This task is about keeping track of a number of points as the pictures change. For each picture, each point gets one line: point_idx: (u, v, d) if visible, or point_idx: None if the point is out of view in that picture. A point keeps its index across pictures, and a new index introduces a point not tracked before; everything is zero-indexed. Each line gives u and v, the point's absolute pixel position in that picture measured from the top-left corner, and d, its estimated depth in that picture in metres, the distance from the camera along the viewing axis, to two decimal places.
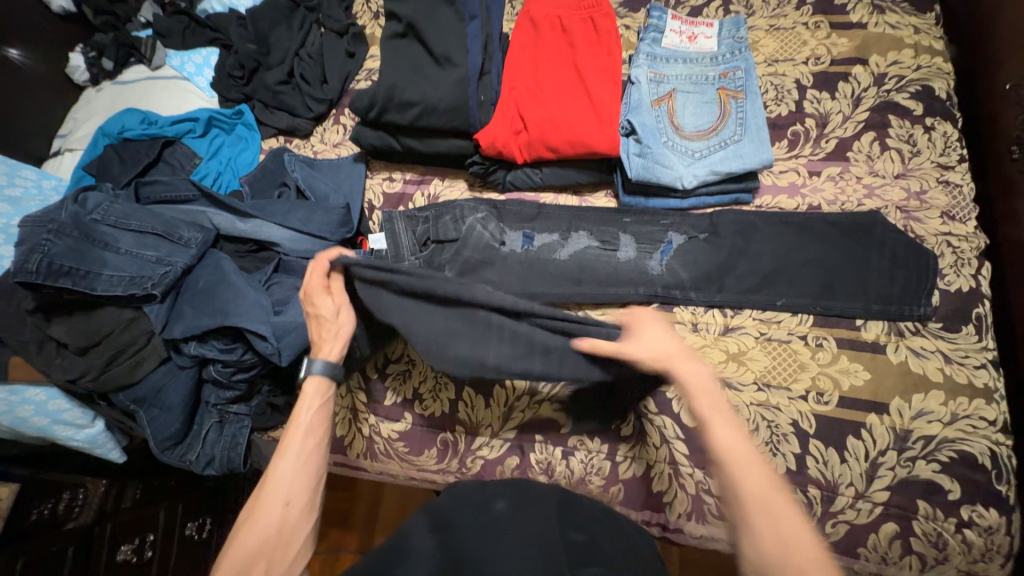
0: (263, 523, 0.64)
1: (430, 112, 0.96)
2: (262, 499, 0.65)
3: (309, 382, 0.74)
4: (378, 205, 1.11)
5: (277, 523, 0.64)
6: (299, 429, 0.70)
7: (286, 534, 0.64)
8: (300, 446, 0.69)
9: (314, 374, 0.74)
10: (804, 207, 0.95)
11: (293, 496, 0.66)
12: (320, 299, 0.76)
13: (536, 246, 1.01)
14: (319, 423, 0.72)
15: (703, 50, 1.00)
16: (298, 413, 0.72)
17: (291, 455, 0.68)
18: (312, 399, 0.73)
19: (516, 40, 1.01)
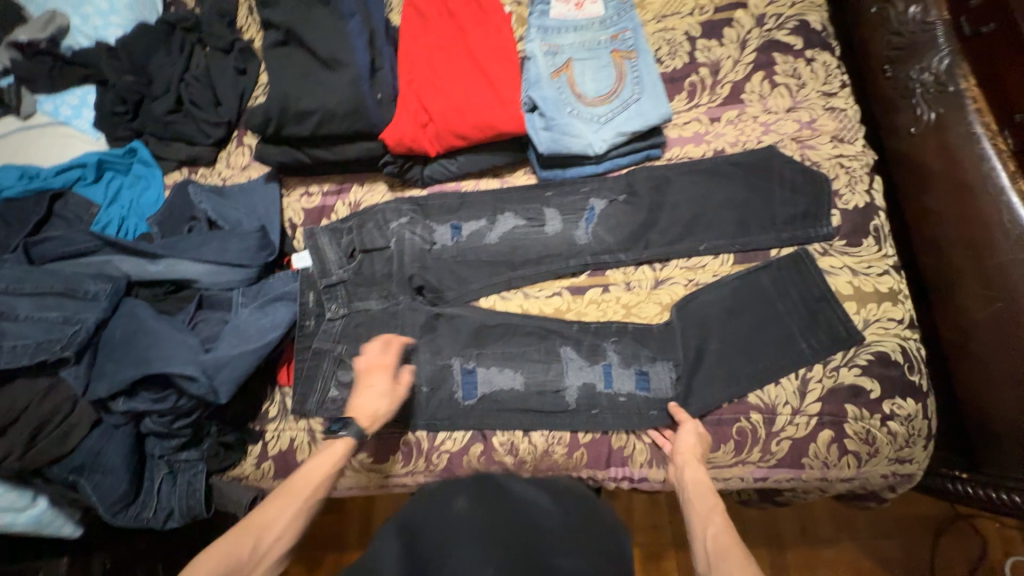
0: (251, 543, 0.67)
1: (330, 118, 0.93)
2: (256, 520, 0.69)
3: (339, 442, 0.79)
4: (300, 222, 1.08)
5: (260, 548, 0.68)
6: (314, 475, 0.75)
7: (261, 564, 0.67)
8: (308, 482, 0.74)
9: (345, 437, 0.79)
10: (711, 152, 0.99)
11: (282, 529, 0.70)
12: (377, 376, 0.85)
13: (465, 236, 1.01)
14: (327, 477, 0.76)
15: (592, 14, 1.01)
16: (317, 463, 0.77)
17: (298, 497, 0.73)
18: (336, 456, 0.77)
19: (405, 31, 0.98)
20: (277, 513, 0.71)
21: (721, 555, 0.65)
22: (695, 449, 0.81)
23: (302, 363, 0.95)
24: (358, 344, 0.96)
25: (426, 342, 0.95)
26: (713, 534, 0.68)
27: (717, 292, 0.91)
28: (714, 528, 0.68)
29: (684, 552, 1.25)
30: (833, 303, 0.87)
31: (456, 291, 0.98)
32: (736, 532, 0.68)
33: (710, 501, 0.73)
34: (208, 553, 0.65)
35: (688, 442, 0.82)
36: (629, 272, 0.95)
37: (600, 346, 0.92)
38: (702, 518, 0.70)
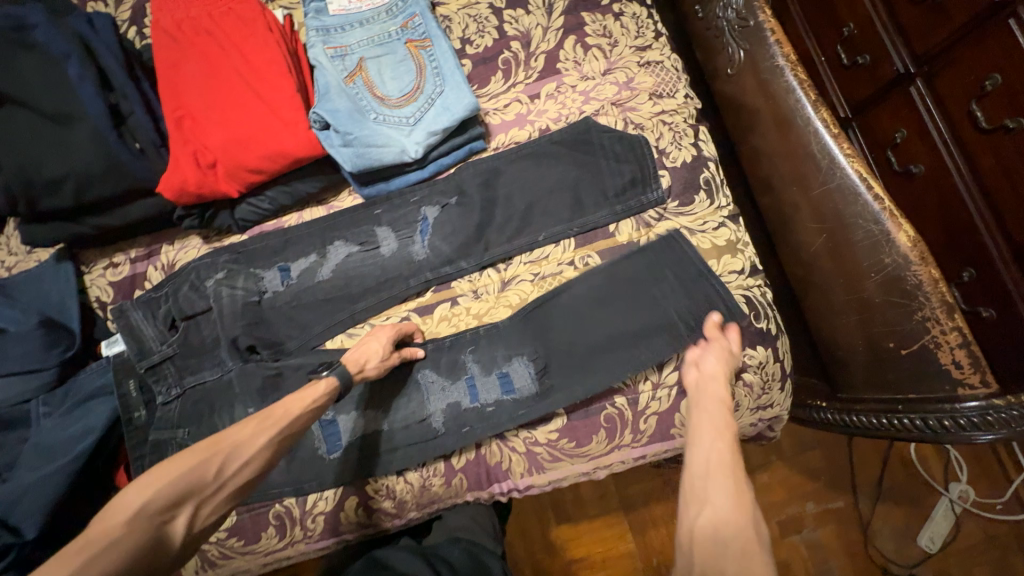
0: (213, 470, 0.59)
1: (86, 181, 0.79)
2: (218, 443, 0.61)
3: (325, 378, 0.73)
4: (110, 300, 0.94)
5: (224, 475, 0.60)
6: (298, 405, 0.69)
7: (221, 493, 0.59)
8: (285, 411, 0.68)
9: (332, 376, 0.74)
10: (535, 133, 0.93)
11: (253, 452, 0.63)
12: (373, 336, 0.81)
13: (295, 277, 0.91)
14: (313, 414, 0.70)
15: (376, 5, 0.91)
16: (305, 394, 0.71)
17: (276, 423, 0.66)
18: (318, 394, 0.71)
19: (159, 62, 0.84)
20: (247, 437, 0.63)
21: (719, 467, 0.65)
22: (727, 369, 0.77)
23: (140, 459, 0.84)
24: (203, 423, 0.87)
25: (271, 404, 0.85)
26: (717, 449, 0.67)
27: (592, 292, 0.86)
28: (721, 445, 0.68)
29: (636, 513, 1.20)
30: (709, 278, 0.84)
31: (298, 339, 0.89)
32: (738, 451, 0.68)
33: (725, 423, 0.71)
34: (168, 465, 0.57)
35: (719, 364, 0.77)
36: (471, 279, 0.89)
37: (459, 359, 0.87)
38: (714, 433, 0.70)
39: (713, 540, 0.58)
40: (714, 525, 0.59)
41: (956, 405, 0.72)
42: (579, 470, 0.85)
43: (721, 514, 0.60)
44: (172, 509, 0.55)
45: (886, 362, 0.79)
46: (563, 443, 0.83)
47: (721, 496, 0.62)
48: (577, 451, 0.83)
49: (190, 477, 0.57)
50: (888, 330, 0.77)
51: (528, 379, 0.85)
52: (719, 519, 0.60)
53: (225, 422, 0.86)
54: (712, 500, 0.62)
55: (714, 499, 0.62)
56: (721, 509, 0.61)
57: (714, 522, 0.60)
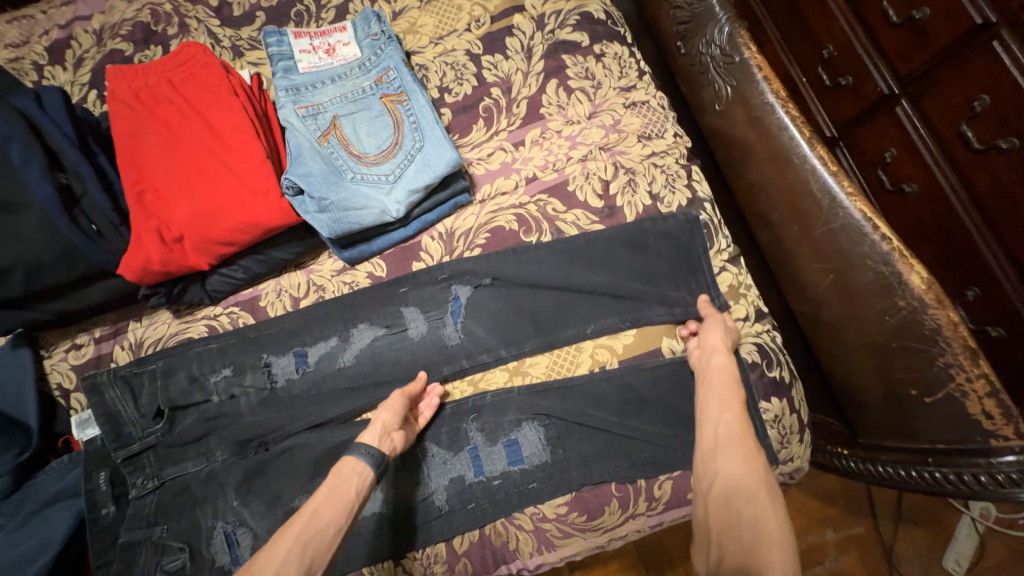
0: None
1: (38, 269, 0.72)
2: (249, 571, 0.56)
3: (349, 458, 0.68)
4: (72, 386, 0.86)
5: None
6: (320, 499, 0.64)
7: None
8: (309, 517, 0.61)
9: (354, 454, 0.68)
10: (522, 182, 0.89)
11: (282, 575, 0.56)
12: (394, 397, 0.74)
13: (313, 363, 0.83)
14: (338, 501, 0.64)
15: (347, 59, 0.87)
16: (333, 485, 0.65)
17: (297, 526, 0.60)
18: (346, 488, 0.65)
19: (117, 134, 0.79)
20: (267, 558, 0.57)
21: (734, 442, 0.67)
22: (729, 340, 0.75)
23: (107, 568, 0.75)
24: (181, 519, 0.78)
25: (257, 492, 0.79)
26: (725, 422, 0.69)
27: (623, 389, 0.80)
28: (728, 417, 0.69)
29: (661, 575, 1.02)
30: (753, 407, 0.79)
31: (277, 423, 0.80)
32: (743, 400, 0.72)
33: (728, 385, 0.72)
34: None
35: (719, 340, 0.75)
36: (468, 344, 0.83)
37: (461, 428, 0.80)
38: (711, 371, 0.74)
39: (727, 510, 0.63)
40: (726, 496, 0.64)
41: (994, 459, 0.67)
42: (593, 545, 0.77)
43: (721, 435, 0.68)
44: None
45: (909, 409, 0.74)
46: (574, 517, 0.76)
47: (719, 422, 0.69)
48: (589, 524, 0.76)
49: None
50: (910, 378, 0.73)
51: (539, 446, 0.79)
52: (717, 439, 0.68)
53: (203, 516, 0.78)
54: (728, 475, 0.65)
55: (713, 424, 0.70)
56: (737, 481, 0.64)
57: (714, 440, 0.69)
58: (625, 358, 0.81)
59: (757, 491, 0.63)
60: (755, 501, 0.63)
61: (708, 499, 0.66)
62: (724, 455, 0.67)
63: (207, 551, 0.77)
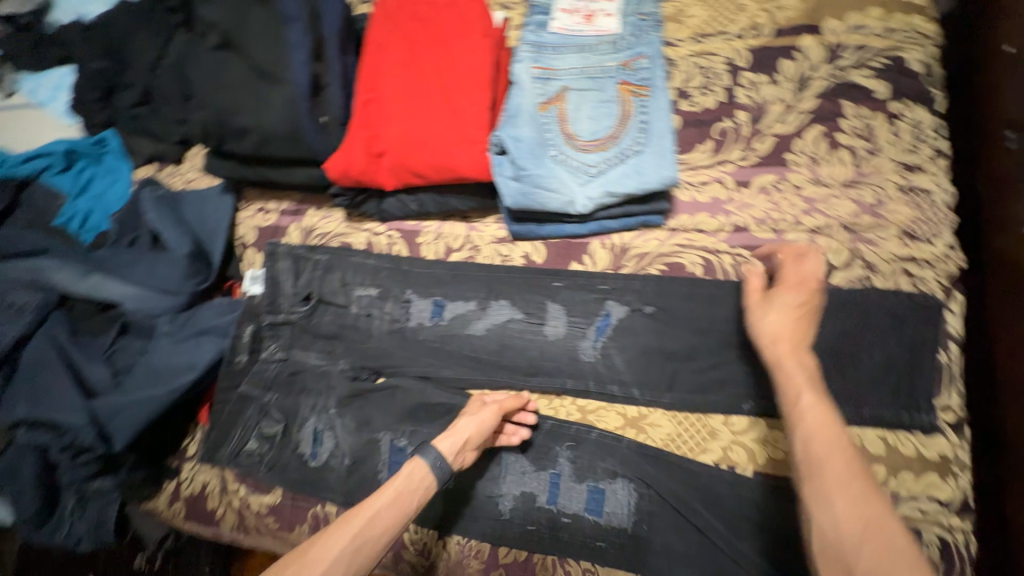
0: None
1: (267, 139, 0.80)
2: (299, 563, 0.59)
3: (416, 461, 0.68)
4: (250, 243, 0.97)
5: None
6: (382, 501, 0.64)
7: None
8: (365, 526, 0.62)
9: (423, 461, 0.67)
10: (728, 227, 0.77)
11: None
12: (484, 412, 0.71)
13: (446, 319, 0.83)
14: (397, 509, 0.64)
15: (602, 31, 0.79)
16: (398, 492, 0.65)
17: (353, 529, 0.61)
18: (408, 496, 0.65)
19: (370, 41, 0.82)
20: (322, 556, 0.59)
21: (824, 465, 0.54)
22: (792, 327, 0.63)
23: (223, 405, 0.86)
24: (288, 396, 0.86)
25: (353, 409, 0.83)
26: (804, 435, 0.57)
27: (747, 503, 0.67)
28: (806, 425, 0.57)
29: None
30: None
31: (393, 356, 0.83)
32: (832, 403, 0.59)
33: (795, 388, 0.59)
34: None
35: (778, 318, 0.64)
36: (596, 370, 0.76)
37: (553, 448, 0.75)
38: (786, 358, 0.62)
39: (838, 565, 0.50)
40: (835, 549, 0.51)
41: None
42: None
43: (813, 448, 0.55)
44: None
45: None
46: None
47: (809, 431, 0.57)
48: None
49: None
50: None
51: (625, 509, 0.71)
52: (808, 452, 0.56)
53: (304, 404, 0.85)
54: (825, 516, 0.52)
55: (801, 433, 0.57)
56: (840, 525, 0.51)
57: (807, 455, 0.55)
58: (763, 472, 0.68)
59: (873, 537, 0.50)
60: (872, 555, 0.49)
61: (812, 555, 0.53)
62: (812, 487, 0.54)
63: (296, 434, 0.84)
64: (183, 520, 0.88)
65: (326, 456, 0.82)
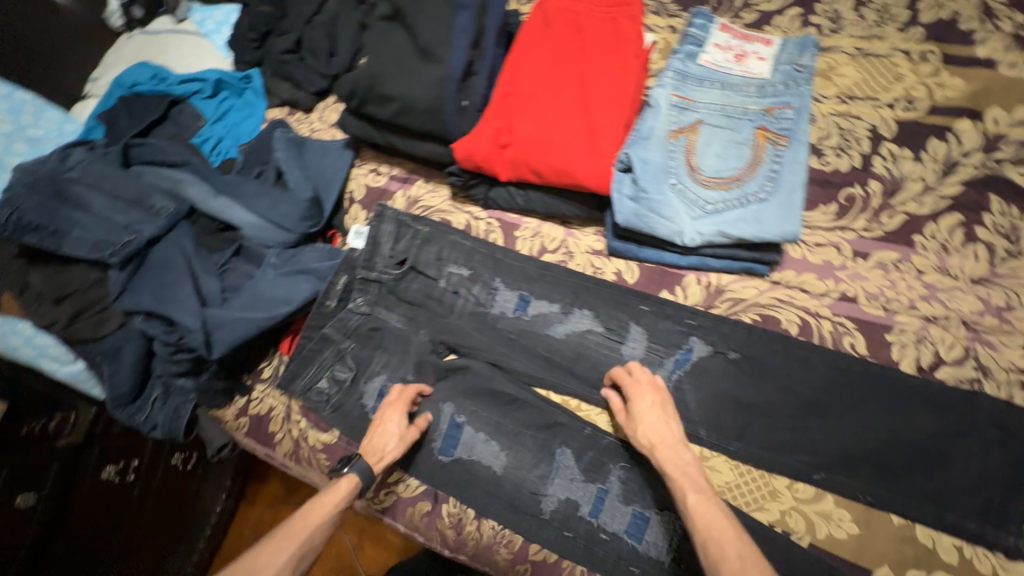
0: None
1: (409, 110, 0.85)
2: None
3: (346, 476, 0.73)
4: (358, 199, 1.04)
5: None
6: (316, 517, 0.69)
7: None
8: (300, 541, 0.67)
9: (353, 474, 0.73)
10: (834, 293, 0.75)
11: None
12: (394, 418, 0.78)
13: (529, 314, 0.86)
14: (326, 520, 0.70)
15: (751, 74, 0.79)
16: (326, 505, 0.70)
17: (292, 544, 0.66)
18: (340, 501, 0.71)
19: (522, 36, 0.85)
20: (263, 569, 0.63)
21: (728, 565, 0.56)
22: (659, 425, 0.69)
23: (305, 342, 0.92)
24: (365, 348, 0.92)
25: (421, 377, 0.87)
26: (703, 536, 0.59)
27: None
28: (698, 527, 0.60)
29: None
30: None
31: (469, 337, 0.86)
32: (713, 495, 0.63)
33: (681, 487, 0.64)
34: None
35: (648, 419, 0.70)
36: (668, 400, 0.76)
37: (606, 465, 0.76)
38: (661, 459, 0.67)
39: None
40: None
41: None
42: None
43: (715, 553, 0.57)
44: None
45: None
46: None
47: (704, 532, 0.59)
48: None
49: None
50: None
51: (667, 543, 0.71)
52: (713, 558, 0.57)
53: (378, 359, 0.90)
54: None
55: (699, 537, 0.59)
56: None
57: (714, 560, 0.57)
58: (820, 548, 0.65)
59: None
60: None
61: None
62: None
63: (363, 385, 0.90)
64: (245, 434, 0.96)
65: None
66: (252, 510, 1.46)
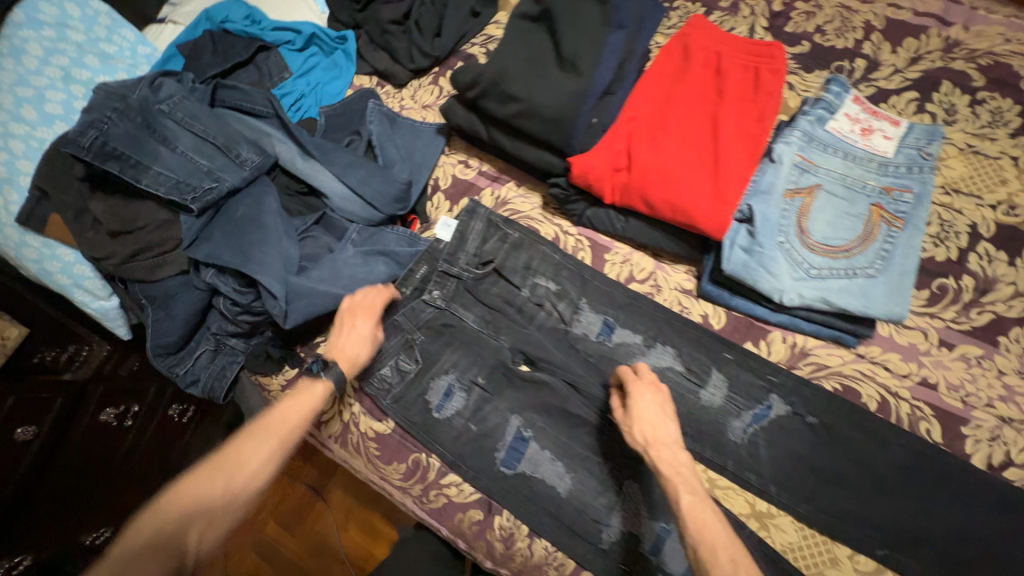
0: (215, 486, 0.62)
1: (532, 114, 0.82)
2: (220, 459, 0.64)
3: (320, 379, 0.75)
4: (443, 187, 1.01)
5: (231, 488, 0.62)
6: (298, 410, 0.71)
7: (230, 511, 0.62)
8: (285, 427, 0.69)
9: (327, 378, 0.74)
10: (916, 377, 0.78)
11: (253, 466, 0.64)
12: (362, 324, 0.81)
13: (612, 341, 0.85)
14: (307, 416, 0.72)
15: (876, 150, 0.80)
16: (305, 399, 0.72)
17: (276, 430, 0.68)
18: (316, 399, 0.73)
19: (657, 67, 0.85)
20: (251, 453, 0.65)
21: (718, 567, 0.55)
22: (656, 423, 0.69)
23: None
24: (434, 342, 0.89)
25: (492, 384, 0.85)
26: (697, 539, 0.58)
27: None
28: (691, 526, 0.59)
29: None
30: None
31: (548, 352, 0.84)
32: (708, 498, 0.62)
33: (675, 484, 0.63)
34: (177, 490, 0.60)
35: (647, 418, 0.69)
36: (742, 452, 0.78)
37: (672, 505, 0.76)
38: (659, 460, 0.66)
39: None
40: None
41: None
42: None
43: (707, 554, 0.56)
44: (182, 533, 0.58)
45: None
46: None
47: (697, 536, 0.58)
48: None
49: (201, 502, 0.60)
50: None
51: None
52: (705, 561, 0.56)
53: (446, 357, 0.88)
54: None
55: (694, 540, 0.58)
56: None
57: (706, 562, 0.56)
58: None
59: None
60: None
61: None
62: None
63: (428, 381, 0.87)
64: None
65: (451, 412, 0.85)
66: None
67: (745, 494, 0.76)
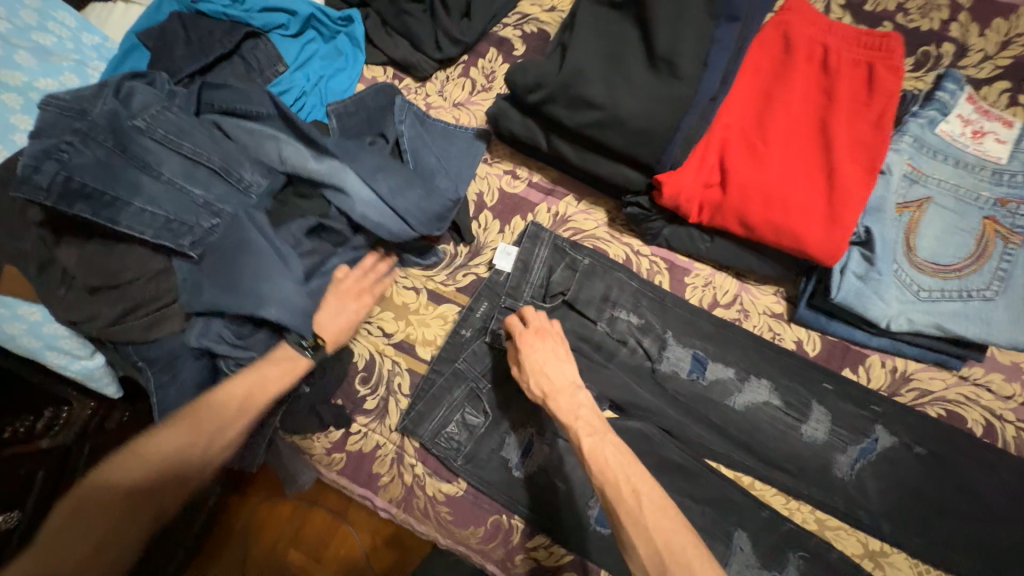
0: (189, 441, 0.64)
1: (614, 124, 0.70)
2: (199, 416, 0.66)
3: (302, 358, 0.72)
4: (489, 204, 0.87)
5: (210, 443, 0.65)
6: (273, 372, 0.71)
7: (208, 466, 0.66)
8: (264, 389, 0.69)
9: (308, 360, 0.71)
10: (1021, 399, 0.74)
11: (229, 427, 0.66)
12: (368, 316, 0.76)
13: (706, 378, 0.78)
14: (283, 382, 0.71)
15: (989, 156, 0.73)
16: (280, 365, 0.71)
17: (248, 390, 0.69)
18: (296, 371, 0.71)
19: (751, 66, 0.75)
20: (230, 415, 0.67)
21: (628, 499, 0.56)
22: (551, 369, 0.65)
23: (434, 375, 0.79)
24: (504, 389, 0.78)
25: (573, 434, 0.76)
26: (607, 476, 0.57)
27: None
28: (599, 468, 0.58)
29: None
30: None
31: (634, 396, 0.77)
32: (608, 433, 0.61)
33: (575, 424, 0.61)
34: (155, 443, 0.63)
35: (547, 366, 0.65)
36: (849, 489, 0.74)
37: (784, 551, 0.73)
38: (560, 410, 0.62)
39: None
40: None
41: None
42: None
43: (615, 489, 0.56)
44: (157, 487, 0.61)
45: None
46: None
47: (605, 474, 0.58)
48: None
49: (181, 455, 0.63)
50: None
51: None
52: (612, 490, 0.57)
53: (518, 406, 0.77)
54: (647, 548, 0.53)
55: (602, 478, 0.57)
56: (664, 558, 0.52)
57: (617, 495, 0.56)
58: None
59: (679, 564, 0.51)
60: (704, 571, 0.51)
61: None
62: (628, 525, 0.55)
63: (501, 435, 0.77)
64: (338, 472, 0.82)
65: (532, 468, 0.76)
66: (243, 503, 1.07)
67: (854, 532, 0.74)
